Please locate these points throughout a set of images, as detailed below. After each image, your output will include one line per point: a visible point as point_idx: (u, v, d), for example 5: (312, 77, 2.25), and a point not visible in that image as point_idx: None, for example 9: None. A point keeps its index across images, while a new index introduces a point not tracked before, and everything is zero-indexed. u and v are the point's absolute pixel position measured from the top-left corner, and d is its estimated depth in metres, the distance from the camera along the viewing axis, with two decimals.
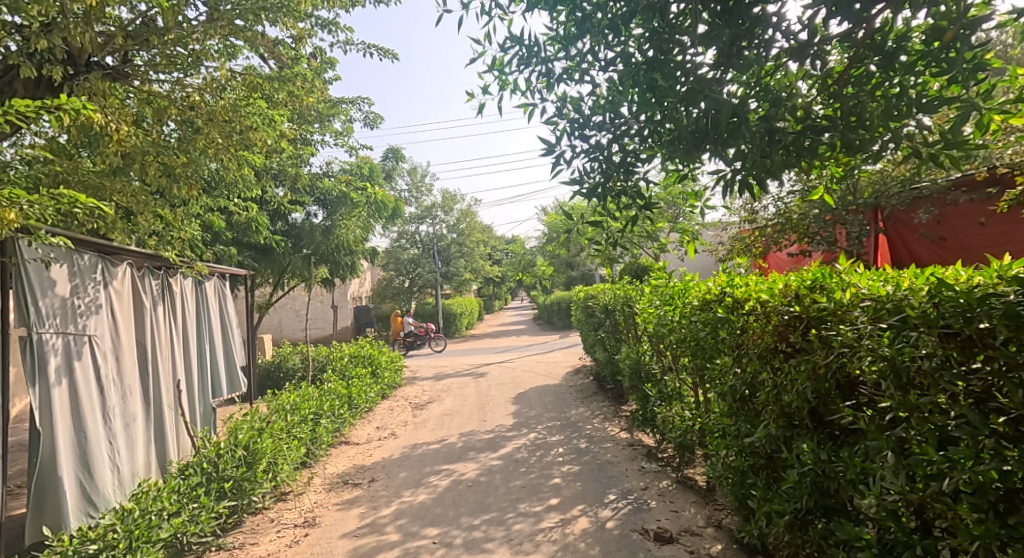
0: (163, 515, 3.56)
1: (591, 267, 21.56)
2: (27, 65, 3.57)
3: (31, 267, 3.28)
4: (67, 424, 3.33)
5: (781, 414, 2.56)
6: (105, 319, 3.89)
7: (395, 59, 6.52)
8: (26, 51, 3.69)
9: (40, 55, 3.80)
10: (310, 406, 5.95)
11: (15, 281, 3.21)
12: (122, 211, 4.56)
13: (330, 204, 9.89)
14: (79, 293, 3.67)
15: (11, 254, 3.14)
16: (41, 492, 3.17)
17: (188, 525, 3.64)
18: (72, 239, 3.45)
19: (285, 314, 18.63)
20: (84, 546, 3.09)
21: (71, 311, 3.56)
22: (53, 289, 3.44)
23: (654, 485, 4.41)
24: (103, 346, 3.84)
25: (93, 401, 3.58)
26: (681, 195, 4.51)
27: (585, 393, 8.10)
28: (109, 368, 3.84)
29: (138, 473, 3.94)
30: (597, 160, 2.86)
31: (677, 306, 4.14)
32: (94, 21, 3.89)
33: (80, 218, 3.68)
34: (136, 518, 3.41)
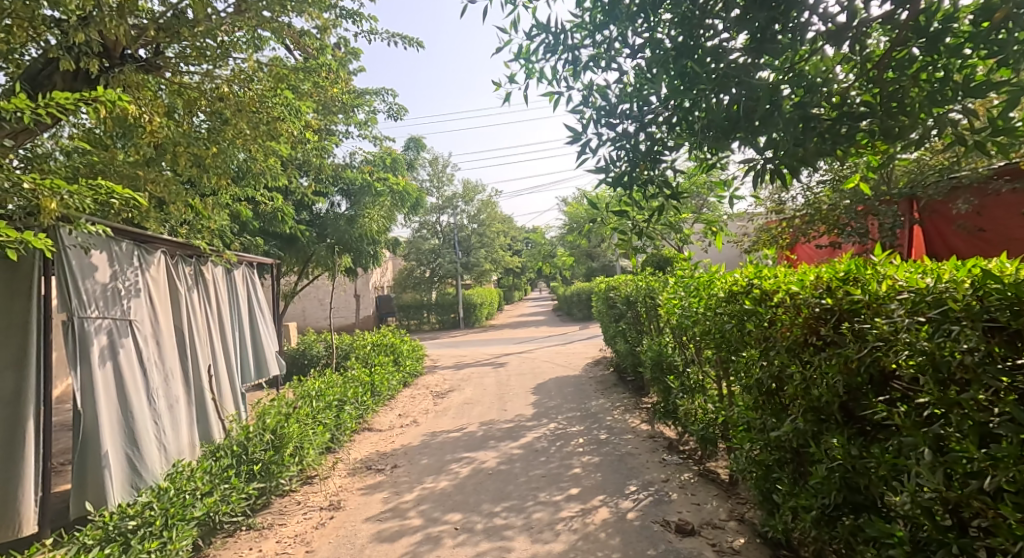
0: (197, 494, 3.62)
1: (613, 258, 21.38)
2: (66, 59, 3.63)
3: (73, 254, 3.40)
4: (110, 404, 3.46)
5: (808, 409, 2.51)
6: (143, 304, 3.99)
7: (420, 47, 6.48)
8: (65, 44, 3.73)
9: (78, 48, 3.82)
10: (334, 393, 6.03)
11: (57, 268, 3.32)
12: (155, 200, 4.66)
13: (354, 193, 9.95)
14: (120, 278, 3.79)
15: (54, 242, 3.26)
16: (83, 469, 3.25)
17: (220, 505, 3.72)
18: (112, 227, 3.56)
19: (309, 303, 18.98)
20: (124, 522, 3.18)
21: (113, 295, 3.69)
22: (94, 274, 3.55)
23: (675, 477, 4.38)
24: (143, 331, 3.95)
25: (136, 383, 3.71)
26: (708, 185, 4.41)
27: (606, 384, 8.07)
28: (149, 352, 3.96)
29: (179, 452, 4.07)
30: (624, 148, 2.83)
31: (702, 298, 4.07)
32: (127, 13, 3.93)
33: (116, 207, 3.76)
34: (171, 497, 3.48)
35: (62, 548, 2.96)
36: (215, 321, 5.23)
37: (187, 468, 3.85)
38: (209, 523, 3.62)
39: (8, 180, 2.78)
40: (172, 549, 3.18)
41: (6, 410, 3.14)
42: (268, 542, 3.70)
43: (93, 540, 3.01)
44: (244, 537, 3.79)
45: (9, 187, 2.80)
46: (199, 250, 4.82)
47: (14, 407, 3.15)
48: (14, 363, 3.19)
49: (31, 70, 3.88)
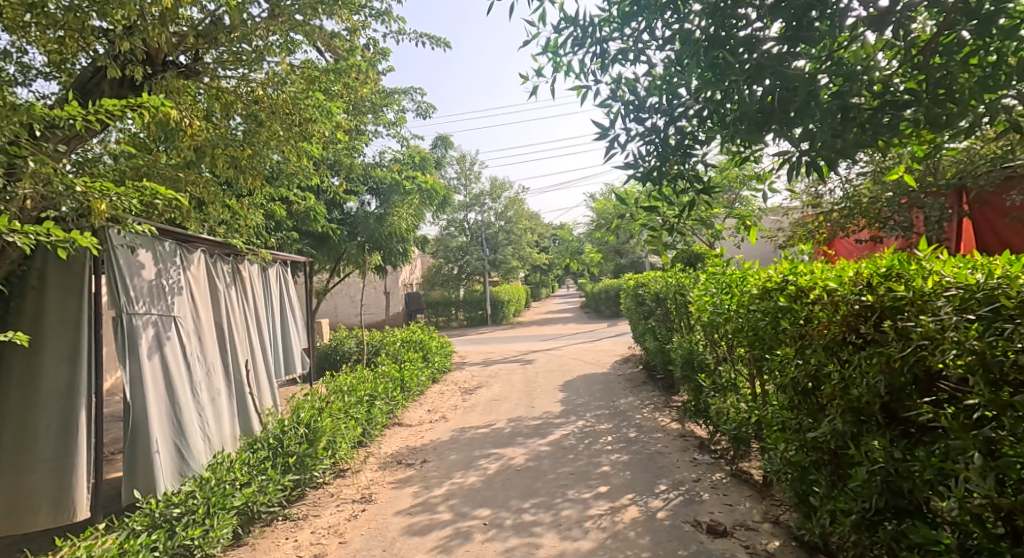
0: (236, 485, 3.72)
1: (642, 255, 21.11)
2: (113, 67, 3.75)
3: (120, 253, 3.57)
4: (156, 395, 3.62)
5: (848, 409, 2.41)
6: (184, 302, 4.15)
7: (448, 47, 6.50)
8: (111, 53, 3.85)
9: (124, 56, 3.93)
10: (365, 388, 6.11)
11: (106, 267, 3.49)
12: (195, 200, 4.79)
13: (384, 192, 10.04)
14: (163, 277, 3.95)
15: (103, 242, 3.43)
16: (133, 459, 3.40)
17: (258, 495, 3.80)
18: (156, 227, 3.71)
19: (340, 300, 19.30)
20: (169, 510, 3.30)
21: (157, 292, 3.86)
22: (140, 272, 3.72)
23: (707, 477, 4.31)
24: (184, 327, 4.10)
25: (179, 377, 3.87)
26: (741, 179, 4.30)
27: (635, 382, 7.98)
28: (190, 348, 4.11)
29: (219, 445, 4.22)
30: (653, 143, 2.77)
31: (734, 295, 3.98)
32: (169, 21, 4.04)
33: (159, 208, 3.88)
34: (212, 487, 3.60)
35: (112, 533, 3.11)
36: (251, 318, 5.37)
37: (226, 459, 3.97)
38: (248, 513, 3.70)
39: (62, 183, 2.91)
40: (214, 537, 3.27)
41: (62, 401, 3.37)
42: (303, 533, 3.77)
43: (141, 526, 3.14)
44: (281, 526, 3.85)
45: (63, 190, 2.91)
46: (237, 248, 4.94)
47: (69, 399, 3.37)
48: (69, 356, 3.40)
49: (82, 80, 3.99)
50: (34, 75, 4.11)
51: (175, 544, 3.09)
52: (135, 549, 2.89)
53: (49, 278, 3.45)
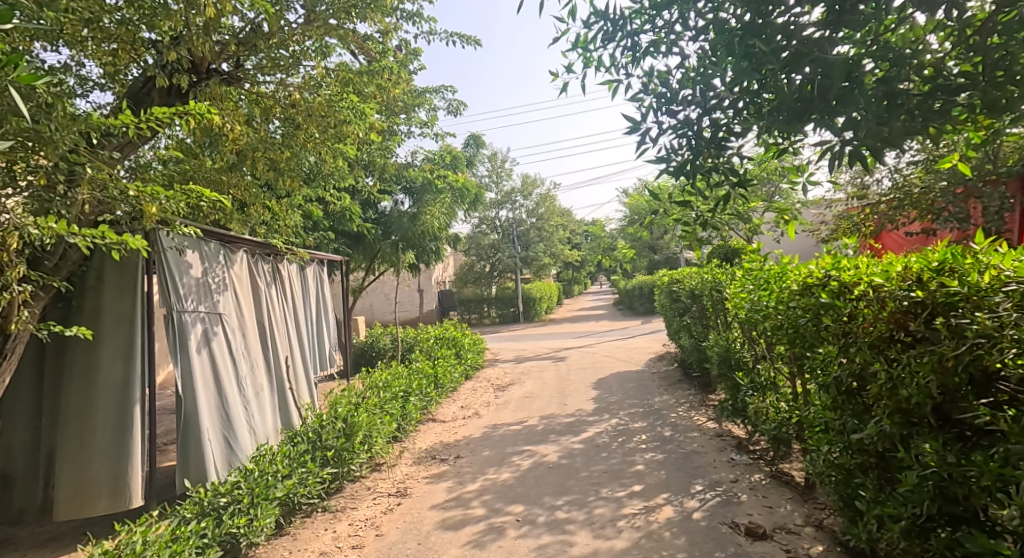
0: (278, 476, 3.80)
1: (677, 250, 20.74)
2: (161, 77, 3.89)
3: (170, 254, 3.72)
4: (204, 390, 3.79)
5: (896, 410, 2.31)
6: (229, 299, 4.31)
7: (478, 45, 6.48)
8: (160, 64, 3.97)
9: (171, 66, 4.03)
10: (399, 384, 6.18)
11: (158, 267, 3.65)
12: (237, 202, 4.92)
13: (417, 191, 10.14)
14: (210, 275, 4.11)
15: (154, 243, 3.58)
16: (186, 447, 3.60)
17: (299, 487, 3.88)
18: (203, 229, 3.84)
19: (375, 298, 19.62)
20: (216, 500, 3.42)
21: (205, 290, 4.02)
22: (190, 271, 3.88)
23: (745, 478, 4.20)
24: (230, 323, 4.27)
25: (224, 373, 4.01)
26: (780, 171, 4.16)
27: (670, 380, 7.84)
28: (236, 343, 4.28)
29: (261, 437, 4.38)
30: (686, 136, 2.70)
31: (773, 291, 3.86)
32: (212, 30, 4.14)
33: (204, 210, 4.00)
34: (256, 478, 3.70)
35: (164, 520, 3.24)
36: (291, 314, 5.50)
37: (268, 452, 4.06)
38: (289, 504, 3.78)
39: (117, 188, 3.04)
40: (259, 526, 3.35)
41: (117, 395, 3.53)
42: (341, 524, 3.84)
43: (191, 514, 3.26)
44: (321, 518, 3.93)
45: (118, 194, 3.07)
46: (277, 248, 5.07)
47: (123, 393, 3.53)
48: (124, 352, 3.57)
49: (135, 89, 4.17)
50: (91, 86, 4.27)
51: (221, 532, 3.19)
52: (185, 536, 3.00)
53: (107, 279, 3.60)
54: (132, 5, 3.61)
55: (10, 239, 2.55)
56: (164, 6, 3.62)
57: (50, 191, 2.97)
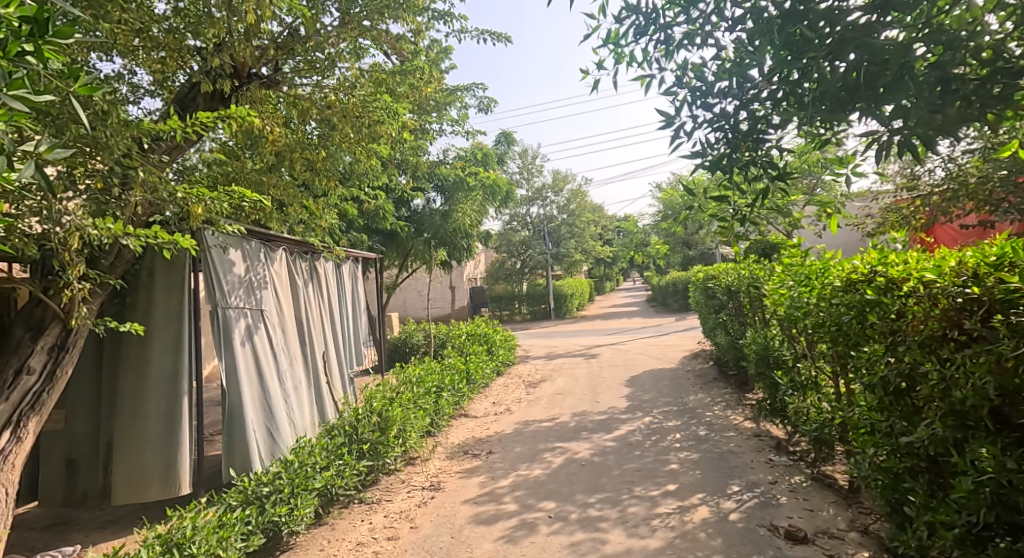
0: (317, 468, 3.87)
1: (712, 246, 20.31)
2: (206, 83, 3.99)
3: (214, 253, 3.82)
4: (247, 383, 3.90)
5: (949, 413, 2.20)
6: (270, 296, 4.41)
7: (509, 41, 6.44)
8: (205, 69, 4.10)
9: (214, 72, 4.13)
10: (432, 379, 6.22)
11: (204, 265, 3.76)
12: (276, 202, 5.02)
13: (449, 189, 10.18)
14: (252, 272, 4.22)
15: (200, 242, 3.68)
16: (231, 437, 3.74)
17: (337, 478, 3.94)
18: (245, 228, 3.94)
19: (409, 294, 19.86)
20: (260, 488, 3.50)
21: (247, 287, 4.12)
22: (233, 269, 3.98)
23: (785, 479, 4.07)
24: (271, 319, 4.37)
25: (265, 367, 4.13)
26: (822, 162, 4.00)
27: (706, 378, 7.68)
28: (276, 338, 4.38)
29: (300, 430, 4.50)
30: (722, 130, 2.62)
31: (815, 287, 3.74)
32: (253, 36, 4.19)
33: (246, 210, 4.10)
34: (296, 468, 3.77)
35: (213, 507, 3.34)
36: (327, 310, 5.60)
37: (307, 444, 4.15)
38: (328, 495, 3.84)
39: (166, 191, 3.19)
40: (299, 515, 3.42)
41: (167, 388, 3.66)
42: (377, 516, 3.88)
43: (237, 501, 3.36)
44: (357, 509, 3.99)
45: (167, 196, 3.20)
46: (314, 246, 5.16)
47: (172, 386, 3.66)
48: (172, 347, 3.68)
49: (181, 95, 4.26)
50: (143, 94, 4.42)
51: (265, 520, 3.28)
52: (232, 522, 3.09)
53: (157, 277, 3.73)
54: (179, 14, 3.82)
55: (72, 239, 2.70)
56: (208, 14, 3.72)
57: (106, 192, 3.07)
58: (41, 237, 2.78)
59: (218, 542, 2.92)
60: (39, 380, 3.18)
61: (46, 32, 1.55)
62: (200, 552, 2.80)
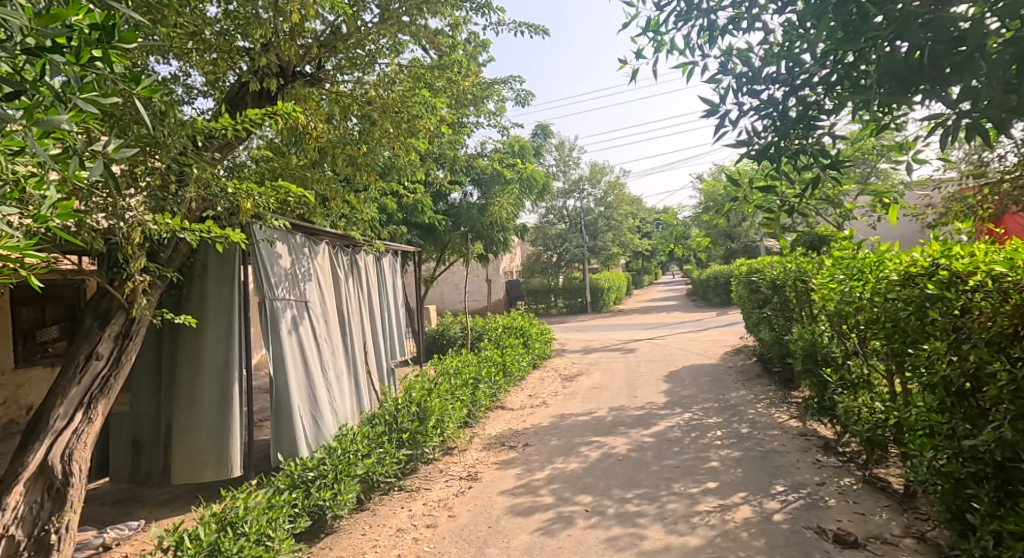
0: (359, 455, 3.93)
1: (756, 238, 19.72)
2: (254, 82, 4.08)
3: (262, 246, 3.90)
4: (293, 372, 4.00)
5: (1021, 415, 2.09)
6: (314, 288, 4.49)
7: (546, 32, 6.35)
8: (253, 70, 4.18)
9: (262, 71, 4.22)
10: (469, 371, 6.24)
11: (253, 259, 3.86)
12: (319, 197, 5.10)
13: (486, 182, 10.17)
14: (297, 265, 4.30)
15: (249, 237, 3.77)
16: (279, 424, 3.85)
17: (378, 466, 3.99)
18: (291, 222, 4.02)
19: (446, 287, 20.05)
20: (306, 473, 3.58)
21: (293, 279, 4.21)
22: (280, 262, 4.07)
23: (834, 481, 3.91)
24: (314, 311, 4.46)
25: (310, 358, 4.22)
26: (878, 150, 3.80)
27: (748, 375, 7.46)
28: (319, 329, 4.47)
29: (342, 418, 4.59)
30: (770, 117, 2.50)
31: (869, 282, 3.56)
32: (297, 35, 4.27)
33: (292, 205, 4.18)
34: (340, 455, 3.83)
35: (262, 489, 3.43)
36: (367, 302, 5.67)
37: (349, 432, 4.22)
38: (370, 481, 3.90)
39: (218, 186, 3.28)
40: (342, 500, 3.48)
41: (219, 376, 3.78)
42: (416, 504, 3.92)
43: (285, 485, 3.44)
44: (397, 496, 4.04)
45: (219, 192, 3.31)
46: (355, 239, 5.23)
47: (223, 373, 3.78)
48: (224, 336, 3.81)
49: (231, 94, 4.35)
50: (196, 94, 4.55)
51: (310, 503, 3.35)
52: (280, 504, 3.17)
53: (209, 269, 3.85)
54: (229, 17, 3.88)
55: (134, 234, 2.82)
56: (256, 15, 3.79)
57: (164, 189, 3.16)
58: (106, 232, 2.87)
59: (268, 522, 3.00)
60: (107, 363, 3.30)
61: (113, 38, 1.59)
62: (252, 531, 2.88)
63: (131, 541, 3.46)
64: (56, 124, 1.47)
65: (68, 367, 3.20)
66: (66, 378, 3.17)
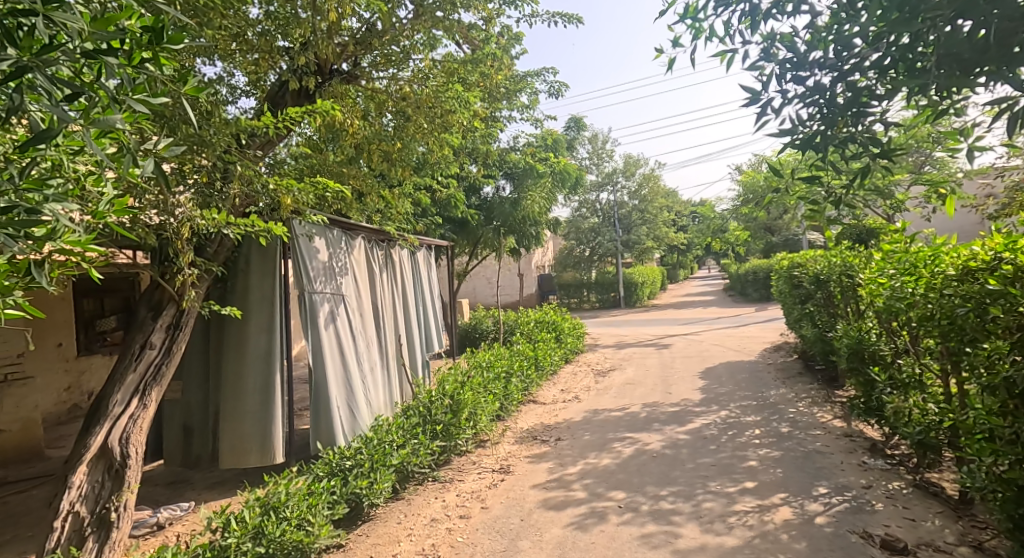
0: (394, 445, 3.95)
1: (798, 232, 19.10)
2: (293, 80, 4.13)
3: (302, 241, 3.96)
4: (331, 364, 4.05)
5: None
6: (350, 281, 4.54)
7: (580, 22, 6.23)
8: (292, 68, 4.22)
9: (301, 69, 4.27)
10: (502, 365, 6.22)
11: (293, 253, 3.92)
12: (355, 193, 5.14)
13: (518, 176, 10.11)
14: (335, 259, 4.35)
15: (290, 231, 3.83)
16: (317, 414, 3.91)
17: (413, 456, 4.01)
18: (329, 217, 4.06)
19: (478, 282, 20.12)
20: (343, 462, 3.63)
21: (330, 273, 4.26)
22: (318, 256, 4.13)
23: (881, 484, 3.74)
24: (351, 304, 4.51)
25: (347, 351, 4.27)
26: (934, 137, 3.59)
27: (789, 373, 7.23)
28: (355, 323, 4.51)
29: (376, 410, 4.63)
30: (816, 105, 2.37)
31: (922, 277, 3.38)
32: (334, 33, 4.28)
33: (329, 200, 4.22)
34: (376, 445, 3.87)
35: (301, 476, 3.49)
36: (401, 296, 5.70)
37: (384, 422, 4.26)
38: (404, 471, 3.92)
39: (259, 183, 3.32)
40: (378, 489, 3.51)
41: (262, 366, 3.86)
42: (450, 495, 3.92)
43: (323, 472, 3.49)
44: (431, 487, 4.05)
45: (261, 188, 3.34)
46: (389, 234, 5.25)
47: (266, 364, 3.85)
48: (267, 327, 3.89)
49: (272, 93, 4.42)
50: (239, 93, 4.63)
51: (347, 491, 3.38)
52: (319, 491, 3.20)
53: (253, 263, 3.92)
54: (270, 18, 3.95)
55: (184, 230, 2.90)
56: (295, 16, 3.91)
57: (209, 187, 3.23)
58: (158, 228, 2.97)
59: (308, 508, 3.05)
60: (160, 353, 3.41)
61: (163, 39, 1.60)
62: (293, 516, 2.93)
63: (184, 521, 3.56)
64: (112, 124, 1.48)
65: (124, 357, 3.30)
66: (123, 367, 3.27)
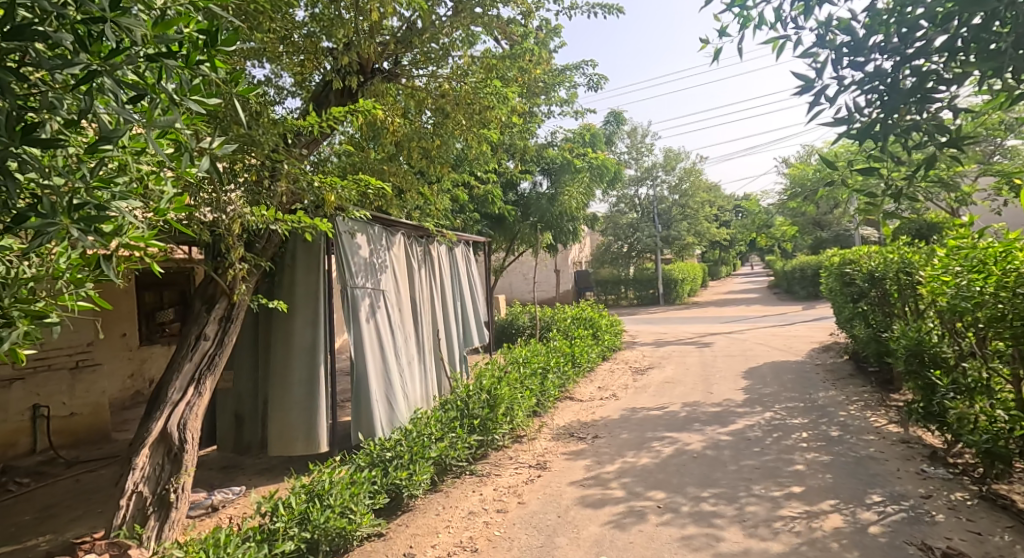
0: (432, 438, 3.95)
1: (849, 227, 18.34)
2: (337, 80, 4.17)
3: (345, 238, 4.00)
4: (372, 359, 4.09)
5: None
6: (390, 277, 4.57)
7: (621, 12, 6.10)
8: (337, 68, 4.27)
9: (344, 69, 4.29)
10: (538, 360, 6.17)
11: (337, 249, 3.97)
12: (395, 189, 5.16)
13: (556, 171, 10.00)
14: (376, 255, 4.39)
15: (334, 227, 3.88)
16: (359, 408, 3.96)
17: (451, 449, 4.00)
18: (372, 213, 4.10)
19: (515, 278, 20.09)
20: (384, 453, 3.65)
21: (372, 269, 4.29)
22: (360, 251, 4.17)
23: (941, 494, 3.52)
24: (391, 300, 4.54)
25: (387, 346, 4.30)
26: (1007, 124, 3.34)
27: (839, 374, 6.93)
28: (395, 318, 4.55)
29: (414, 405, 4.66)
30: (876, 91, 2.21)
31: (992, 275, 3.14)
32: (376, 32, 4.30)
33: (370, 196, 4.24)
34: (415, 437, 3.88)
35: (343, 466, 3.53)
36: (440, 291, 5.72)
37: (423, 415, 4.27)
38: (443, 464, 3.92)
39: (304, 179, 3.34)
40: (417, 480, 3.52)
41: (307, 359, 3.92)
42: (487, 489, 3.90)
43: (364, 462, 3.53)
44: (468, 480, 4.03)
45: (306, 186, 3.37)
46: (428, 229, 5.25)
47: (311, 356, 3.91)
48: (312, 321, 3.94)
49: (317, 94, 4.48)
50: (286, 94, 4.71)
51: (387, 481, 3.40)
52: (361, 480, 3.22)
53: (298, 258, 3.98)
54: (315, 19, 4.00)
55: (236, 226, 2.96)
56: (338, 17, 3.88)
57: (258, 185, 3.29)
58: (211, 225, 3.03)
59: (350, 496, 3.05)
60: (213, 344, 3.50)
61: (218, 42, 1.60)
62: (336, 504, 2.95)
63: (236, 504, 3.65)
64: (171, 125, 1.49)
65: (181, 345, 3.42)
66: (180, 356, 3.37)
